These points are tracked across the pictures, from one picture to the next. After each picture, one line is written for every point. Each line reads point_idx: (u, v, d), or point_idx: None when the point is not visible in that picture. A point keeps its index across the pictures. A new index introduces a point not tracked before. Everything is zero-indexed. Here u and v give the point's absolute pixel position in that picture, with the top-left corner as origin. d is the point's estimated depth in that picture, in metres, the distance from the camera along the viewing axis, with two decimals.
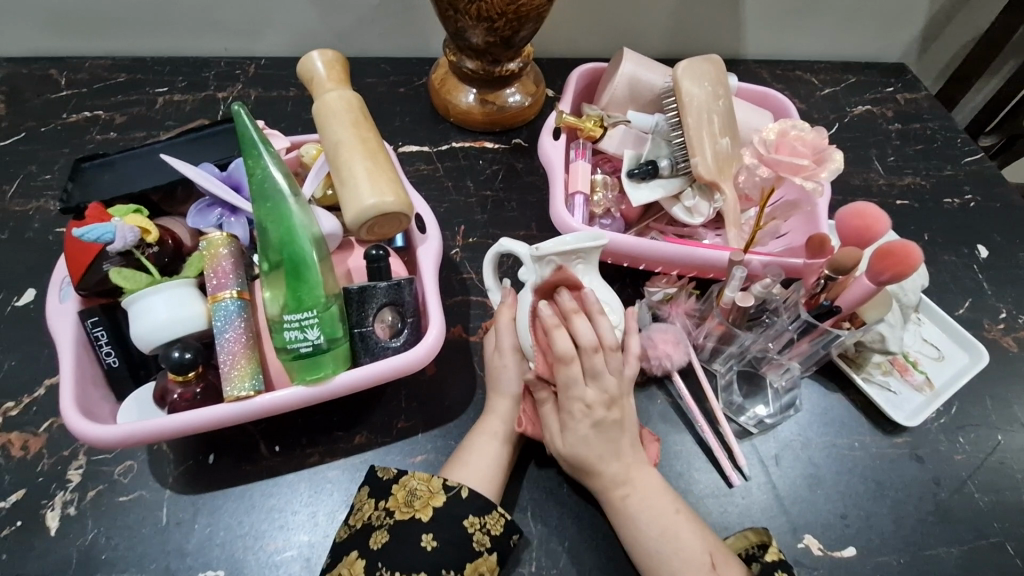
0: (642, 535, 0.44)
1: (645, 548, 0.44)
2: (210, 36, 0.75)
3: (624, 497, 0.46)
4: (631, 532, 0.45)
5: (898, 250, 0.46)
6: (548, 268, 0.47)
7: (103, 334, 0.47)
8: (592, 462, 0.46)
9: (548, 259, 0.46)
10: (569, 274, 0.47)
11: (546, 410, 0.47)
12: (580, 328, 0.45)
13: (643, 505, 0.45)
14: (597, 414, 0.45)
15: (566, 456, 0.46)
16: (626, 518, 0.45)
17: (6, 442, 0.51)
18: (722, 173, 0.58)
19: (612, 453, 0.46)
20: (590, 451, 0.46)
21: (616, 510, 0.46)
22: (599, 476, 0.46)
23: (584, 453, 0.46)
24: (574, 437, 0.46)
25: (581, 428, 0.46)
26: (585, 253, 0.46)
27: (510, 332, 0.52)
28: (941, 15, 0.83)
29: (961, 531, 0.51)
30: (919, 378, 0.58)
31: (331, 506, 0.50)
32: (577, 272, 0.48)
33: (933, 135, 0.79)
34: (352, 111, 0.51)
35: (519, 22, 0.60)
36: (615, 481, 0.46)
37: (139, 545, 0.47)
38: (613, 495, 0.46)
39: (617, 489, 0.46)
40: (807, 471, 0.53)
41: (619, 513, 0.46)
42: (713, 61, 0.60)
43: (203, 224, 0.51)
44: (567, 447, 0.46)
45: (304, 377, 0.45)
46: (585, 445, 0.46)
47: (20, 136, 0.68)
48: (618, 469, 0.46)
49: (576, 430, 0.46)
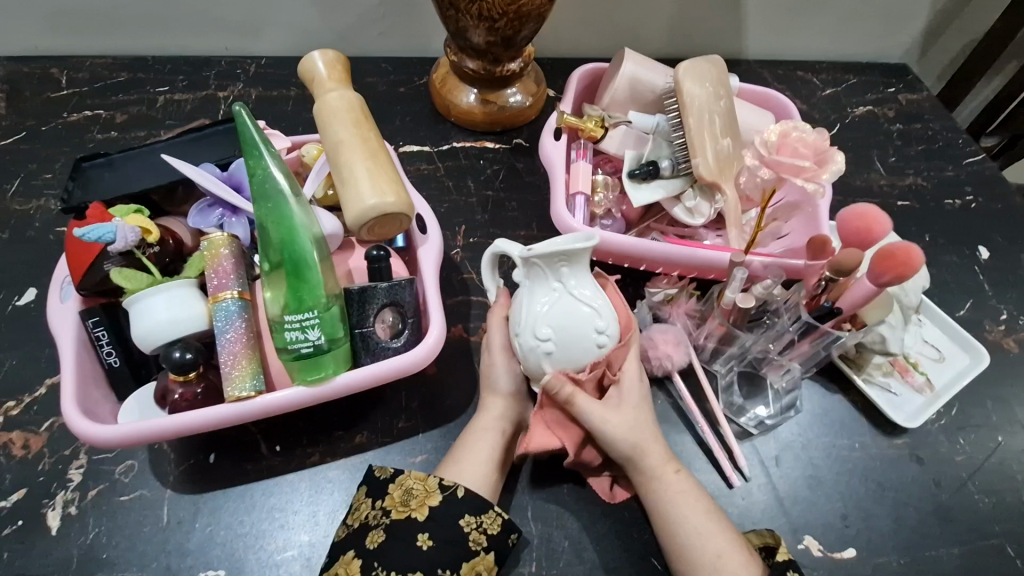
0: (694, 508, 0.45)
1: (695, 522, 0.44)
2: (210, 35, 0.75)
3: (678, 470, 0.47)
4: (681, 506, 0.45)
5: (899, 252, 0.46)
6: (535, 270, 0.47)
7: (104, 334, 0.47)
8: (645, 436, 0.48)
9: (534, 261, 0.47)
10: (553, 276, 0.47)
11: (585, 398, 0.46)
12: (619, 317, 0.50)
13: (693, 482, 0.47)
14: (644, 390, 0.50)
15: (621, 430, 0.47)
16: (679, 491, 0.46)
17: (7, 441, 0.51)
18: (723, 173, 0.58)
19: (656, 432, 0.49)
20: (644, 422, 0.48)
21: (664, 486, 0.46)
22: (647, 453, 0.47)
23: (638, 426, 0.48)
24: (634, 406, 0.48)
25: (636, 400, 0.49)
26: (568, 254, 0.46)
27: (501, 330, 0.52)
28: (943, 15, 0.83)
29: (961, 533, 0.51)
30: (921, 380, 0.57)
31: (332, 506, 0.50)
32: (562, 274, 0.47)
33: (934, 135, 0.79)
34: (353, 111, 0.51)
35: (520, 22, 0.60)
36: (665, 459, 0.48)
37: (140, 544, 0.47)
38: (666, 470, 0.47)
39: (667, 467, 0.47)
40: (808, 472, 0.53)
41: (673, 487, 0.46)
42: (714, 61, 0.60)
43: (204, 224, 0.51)
44: (623, 420, 0.47)
45: (306, 378, 0.45)
46: (634, 418, 0.48)
47: (21, 135, 0.68)
48: (664, 449, 0.48)
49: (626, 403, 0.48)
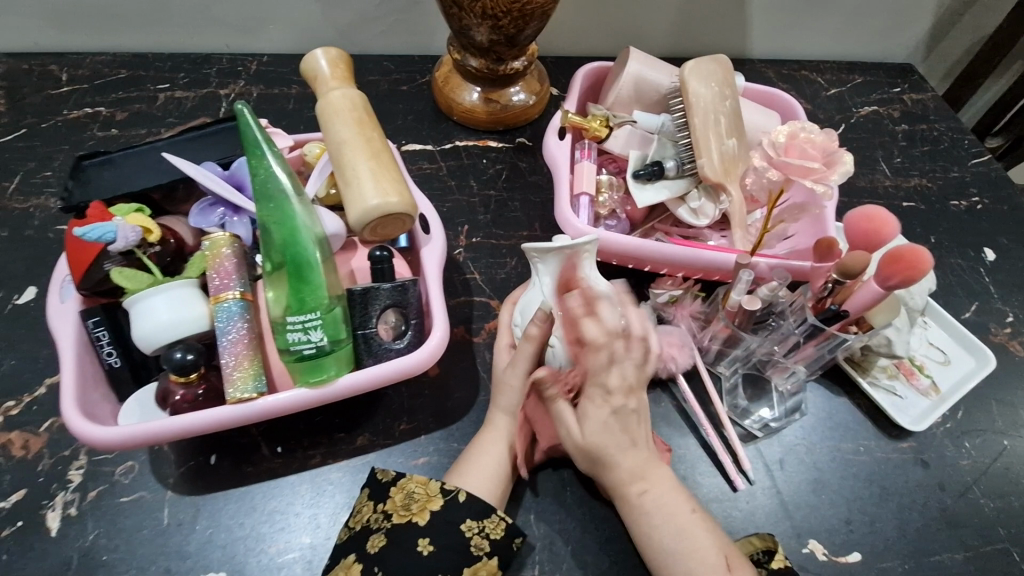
0: (656, 534, 0.43)
1: (659, 549, 0.43)
2: (211, 33, 0.74)
3: (642, 491, 0.45)
4: (654, 521, 0.44)
5: (907, 255, 0.46)
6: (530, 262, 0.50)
7: (104, 334, 0.46)
8: (608, 453, 0.45)
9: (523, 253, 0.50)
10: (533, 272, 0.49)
11: (560, 406, 0.47)
12: (608, 314, 0.45)
13: (662, 500, 0.44)
14: (614, 402, 0.45)
15: (584, 446, 0.46)
16: (644, 513, 0.44)
17: (7, 442, 0.50)
18: (729, 174, 0.58)
19: (627, 445, 0.46)
20: (607, 441, 0.45)
21: (630, 507, 0.45)
22: (615, 469, 0.45)
23: (607, 441, 0.45)
24: (594, 425, 0.45)
25: (601, 416, 0.45)
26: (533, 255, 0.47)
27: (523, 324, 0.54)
28: (948, 15, 0.82)
29: (966, 537, 0.50)
30: (926, 383, 0.57)
31: (333, 508, 0.49)
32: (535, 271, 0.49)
33: (940, 136, 0.78)
34: (356, 110, 0.51)
35: (524, 20, 0.59)
36: (633, 476, 0.45)
37: (140, 547, 0.47)
38: (630, 491, 0.45)
39: (632, 487, 0.45)
40: (811, 476, 0.53)
41: (638, 508, 0.44)
42: (720, 60, 0.59)
43: (205, 224, 0.50)
44: (587, 436, 0.45)
45: (307, 379, 0.44)
46: (603, 434, 0.45)
47: (20, 132, 0.68)
48: (635, 463, 0.46)
49: (596, 418, 0.45)
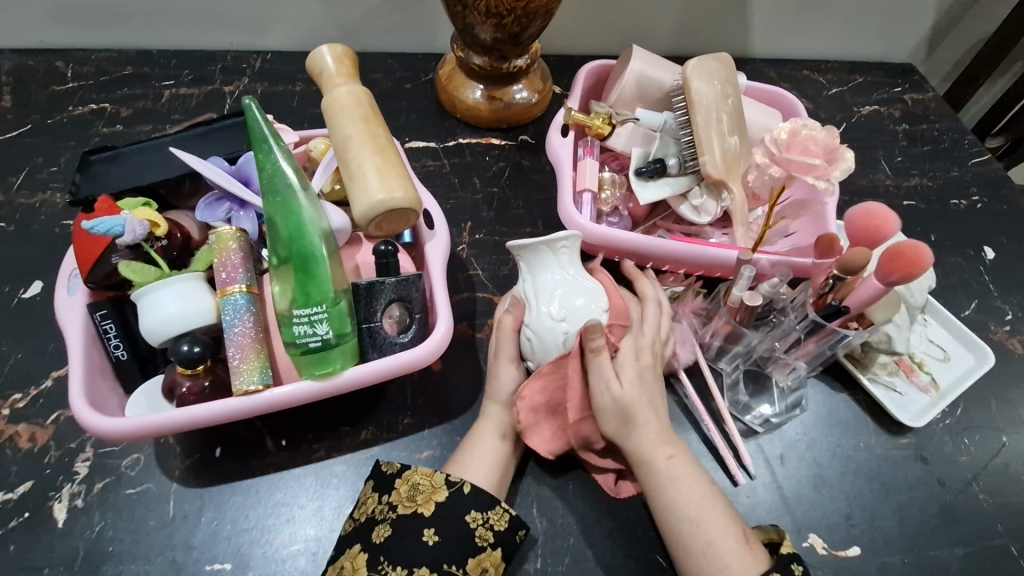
0: (682, 500, 0.44)
1: (683, 516, 0.44)
2: (216, 30, 0.75)
3: (670, 456, 0.46)
4: (677, 490, 0.45)
5: (908, 251, 0.46)
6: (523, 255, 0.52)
7: (111, 327, 0.47)
8: (638, 414, 0.46)
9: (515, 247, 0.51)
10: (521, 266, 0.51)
11: (603, 359, 0.46)
12: (646, 287, 0.53)
13: (686, 468, 0.46)
14: (646, 362, 0.49)
15: (621, 402, 0.46)
16: (670, 480, 0.45)
17: (13, 434, 0.51)
18: (731, 172, 0.58)
19: (654, 409, 0.48)
20: (641, 399, 0.47)
21: (654, 474, 0.45)
22: (644, 429, 0.46)
23: (642, 400, 0.47)
24: (632, 379, 0.47)
25: (635, 374, 0.48)
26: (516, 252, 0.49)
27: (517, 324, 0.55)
28: (949, 16, 0.83)
29: (965, 533, 0.51)
30: (925, 380, 0.58)
31: (338, 501, 0.50)
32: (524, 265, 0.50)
33: (940, 136, 0.79)
34: (362, 106, 0.51)
35: (528, 18, 0.60)
36: (660, 440, 0.46)
37: (146, 538, 0.47)
38: (656, 455, 0.46)
39: (658, 455, 0.46)
40: (812, 471, 0.53)
41: (663, 474, 0.45)
42: (723, 59, 0.60)
43: (212, 217, 0.51)
44: (626, 391, 0.46)
45: (313, 372, 0.45)
46: (637, 391, 0.47)
47: (26, 128, 0.68)
48: (661, 429, 0.47)
49: (633, 372, 0.47)
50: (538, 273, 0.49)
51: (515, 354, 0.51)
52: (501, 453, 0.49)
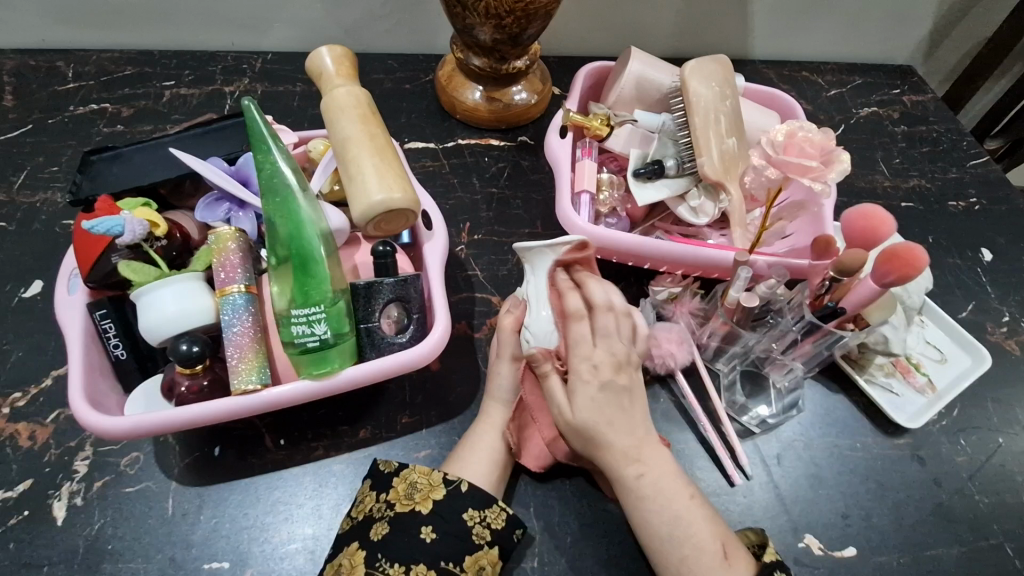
0: (655, 519, 0.43)
1: (659, 533, 0.43)
2: (216, 31, 0.75)
3: (640, 474, 0.45)
4: (651, 506, 0.44)
5: (904, 253, 0.46)
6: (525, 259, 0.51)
7: (111, 326, 0.47)
8: (603, 433, 0.45)
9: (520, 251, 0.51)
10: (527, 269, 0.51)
11: (552, 382, 0.47)
12: (595, 289, 0.49)
13: (659, 483, 0.44)
14: (604, 376, 0.46)
15: (577, 425, 0.45)
16: (642, 498, 0.44)
17: (14, 432, 0.51)
18: (728, 173, 0.58)
19: (623, 423, 0.46)
20: (598, 420, 0.45)
21: (627, 492, 0.45)
22: (611, 447, 0.45)
23: (602, 418, 0.45)
24: (583, 401, 0.45)
25: (591, 393, 0.46)
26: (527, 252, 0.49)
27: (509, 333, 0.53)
28: (949, 17, 0.83)
29: (961, 533, 0.51)
30: (922, 381, 0.58)
31: (336, 500, 0.50)
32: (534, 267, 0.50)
33: (939, 137, 0.79)
34: (361, 107, 0.51)
35: (527, 20, 0.60)
36: (629, 457, 0.45)
37: (145, 536, 0.47)
38: (625, 473, 0.45)
39: (630, 472, 0.45)
40: (809, 471, 0.53)
41: (634, 492, 0.44)
42: (721, 61, 0.60)
43: (212, 217, 0.51)
44: (579, 414, 0.45)
45: (312, 371, 0.45)
46: (594, 412, 0.45)
47: (27, 128, 0.69)
48: (633, 443, 0.45)
49: (585, 393, 0.45)
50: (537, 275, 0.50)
51: (516, 353, 0.52)
52: (498, 452, 0.49)
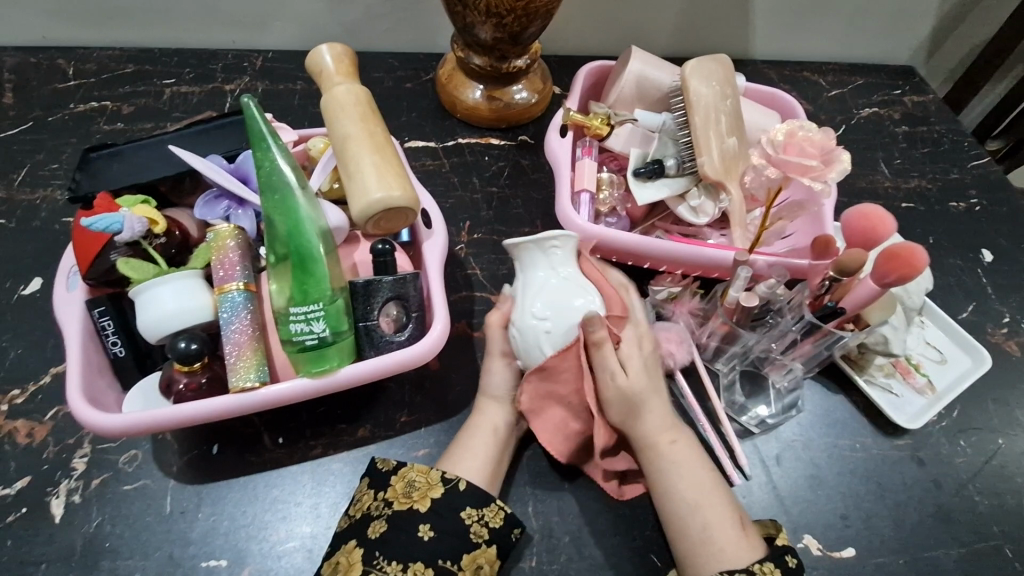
0: (684, 484, 0.45)
1: (685, 498, 0.45)
2: (217, 29, 0.75)
3: (674, 441, 0.47)
4: (681, 474, 0.46)
5: (904, 253, 0.46)
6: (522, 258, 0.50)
7: (110, 324, 0.47)
8: (646, 402, 0.47)
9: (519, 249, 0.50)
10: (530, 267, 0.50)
11: (606, 350, 0.47)
12: (614, 275, 0.52)
13: (688, 453, 0.47)
14: (649, 351, 0.50)
15: (626, 392, 0.47)
16: (675, 464, 0.46)
17: (12, 430, 0.51)
18: (729, 173, 0.58)
19: (659, 396, 0.49)
20: (647, 389, 0.48)
21: (659, 458, 0.46)
22: (650, 418, 0.47)
23: (645, 389, 0.48)
24: (635, 371, 0.48)
25: (642, 365, 0.48)
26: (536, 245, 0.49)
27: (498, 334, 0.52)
28: (950, 18, 0.83)
29: (960, 534, 0.51)
30: (922, 381, 0.58)
31: (334, 498, 0.50)
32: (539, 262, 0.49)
33: (940, 138, 0.79)
34: (361, 105, 0.51)
35: (528, 18, 0.60)
36: (665, 427, 0.48)
37: (143, 534, 0.47)
38: (660, 440, 0.47)
39: (663, 441, 0.47)
40: (808, 471, 0.53)
41: (667, 458, 0.46)
42: (722, 60, 0.60)
43: (211, 215, 0.51)
44: (630, 381, 0.47)
45: (310, 370, 0.45)
46: (642, 381, 0.48)
47: (27, 125, 0.69)
48: (667, 416, 0.48)
49: (635, 364, 0.48)
50: (529, 271, 0.50)
51: (505, 350, 0.52)
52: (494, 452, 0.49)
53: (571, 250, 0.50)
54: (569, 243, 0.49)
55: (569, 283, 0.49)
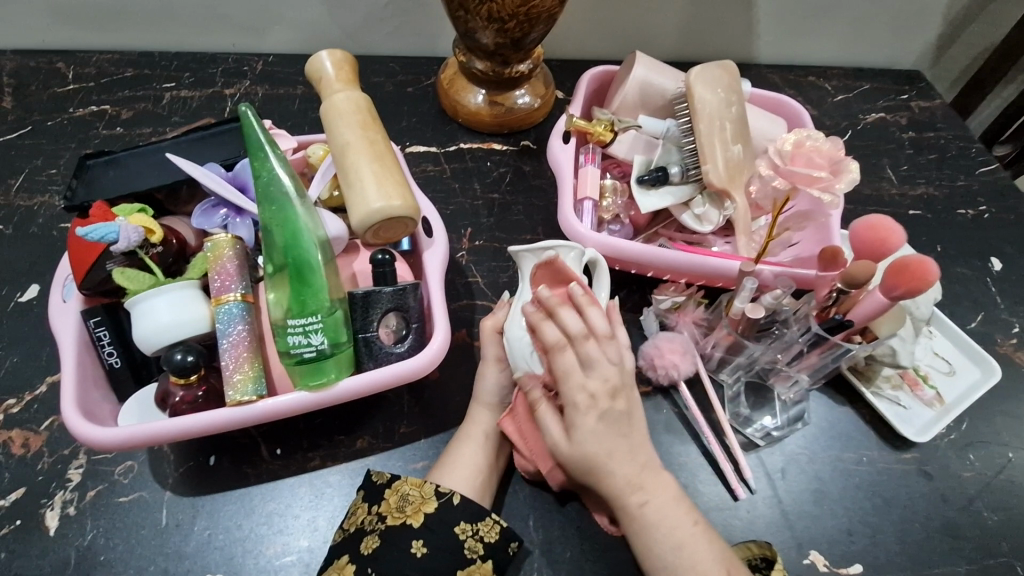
0: (660, 545, 0.42)
1: (663, 560, 0.42)
2: (217, 32, 0.74)
3: (643, 503, 0.43)
4: (655, 537, 0.42)
5: (913, 265, 0.45)
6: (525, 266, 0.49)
7: (106, 334, 0.47)
8: (603, 462, 0.43)
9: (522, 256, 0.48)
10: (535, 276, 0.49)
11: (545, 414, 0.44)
12: (569, 319, 0.43)
13: (661, 512, 0.43)
14: (592, 404, 0.43)
15: (577, 458, 0.43)
16: (645, 527, 0.43)
17: (7, 439, 0.50)
18: (733, 180, 0.57)
19: (614, 455, 0.43)
20: (599, 450, 0.43)
21: (630, 518, 0.43)
22: (614, 478, 0.43)
23: (603, 447, 0.43)
24: (583, 435, 0.43)
25: (589, 423, 0.43)
26: (535, 253, 0.48)
27: (493, 342, 0.51)
28: (958, 21, 0.82)
29: (969, 551, 0.50)
30: (929, 393, 0.57)
31: (332, 511, 0.49)
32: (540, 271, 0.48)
33: (947, 144, 0.78)
34: (360, 112, 0.50)
35: (530, 24, 0.59)
36: (630, 488, 0.43)
37: (138, 547, 0.47)
38: (629, 501, 0.43)
39: (628, 506, 0.43)
40: (813, 485, 0.52)
41: (637, 521, 0.43)
42: (727, 66, 0.59)
43: (208, 224, 0.50)
44: (578, 448, 0.43)
45: (307, 382, 0.44)
46: (596, 443, 0.43)
47: (25, 130, 0.68)
48: (630, 472, 0.43)
49: (585, 425, 0.43)
50: (528, 282, 0.49)
51: (500, 356, 0.51)
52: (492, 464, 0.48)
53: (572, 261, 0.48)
54: (569, 255, 0.48)
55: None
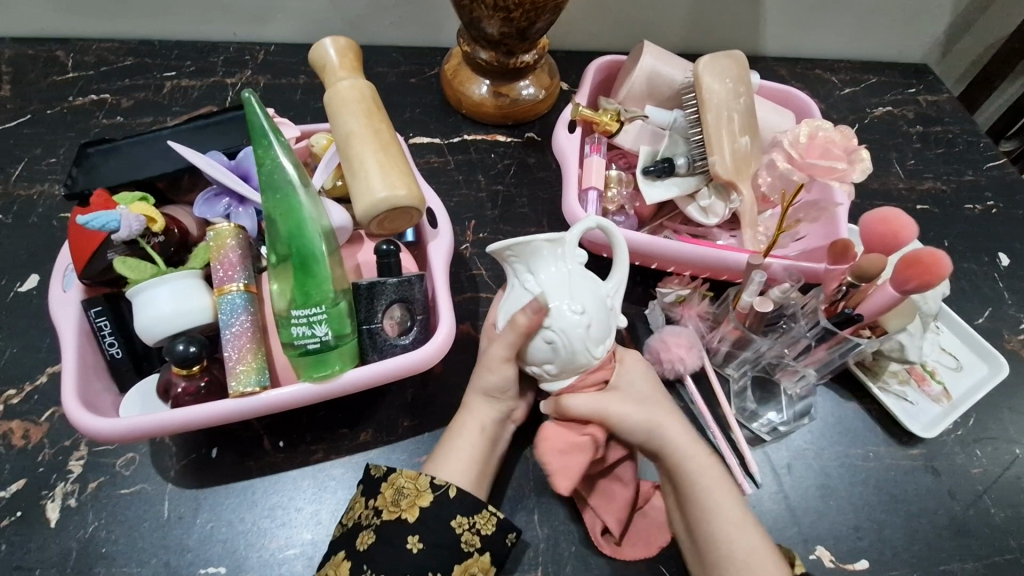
0: (726, 497, 0.44)
1: (727, 510, 0.43)
2: (218, 21, 0.73)
3: (708, 456, 0.46)
4: (720, 492, 0.44)
5: (926, 258, 0.45)
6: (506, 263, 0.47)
7: (106, 324, 0.46)
8: (669, 420, 0.46)
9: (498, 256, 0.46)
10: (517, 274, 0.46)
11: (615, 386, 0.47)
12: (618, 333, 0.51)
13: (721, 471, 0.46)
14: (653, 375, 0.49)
15: (650, 411, 0.46)
16: (710, 477, 0.44)
17: (6, 431, 0.50)
18: (740, 173, 0.57)
19: (673, 414, 0.47)
20: (669, 408, 0.47)
21: (695, 475, 0.44)
22: (682, 435, 0.46)
23: (668, 409, 0.47)
24: (651, 395, 0.48)
25: (650, 389, 0.48)
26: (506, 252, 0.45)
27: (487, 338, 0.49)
28: (966, 15, 0.81)
29: (976, 548, 0.49)
30: (937, 389, 0.56)
31: (334, 504, 0.49)
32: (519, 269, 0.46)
33: (955, 139, 0.77)
34: (364, 101, 0.50)
35: (536, 13, 0.58)
36: (695, 444, 0.46)
37: (139, 539, 0.46)
38: (697, 456, 0.45)
39: (692, 459, 0.45)
40: (819, 481, 0.52)
41: (706, 474, 0.45)
42: (736, 57, 0.58)
43: (210, 214, 0.50)
44: (651, 405, 0.47)
45: (311, 374, 0.44)
46: (662, 403, 0.47)
47: (25, 119, 0.67)
48: (694, 436, 0.47)
49: (651, 389, 0.48)
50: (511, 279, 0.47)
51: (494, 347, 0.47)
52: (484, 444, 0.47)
53: (543, 252, 0.45)
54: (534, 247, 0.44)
55: (554, 288, 0.44)
